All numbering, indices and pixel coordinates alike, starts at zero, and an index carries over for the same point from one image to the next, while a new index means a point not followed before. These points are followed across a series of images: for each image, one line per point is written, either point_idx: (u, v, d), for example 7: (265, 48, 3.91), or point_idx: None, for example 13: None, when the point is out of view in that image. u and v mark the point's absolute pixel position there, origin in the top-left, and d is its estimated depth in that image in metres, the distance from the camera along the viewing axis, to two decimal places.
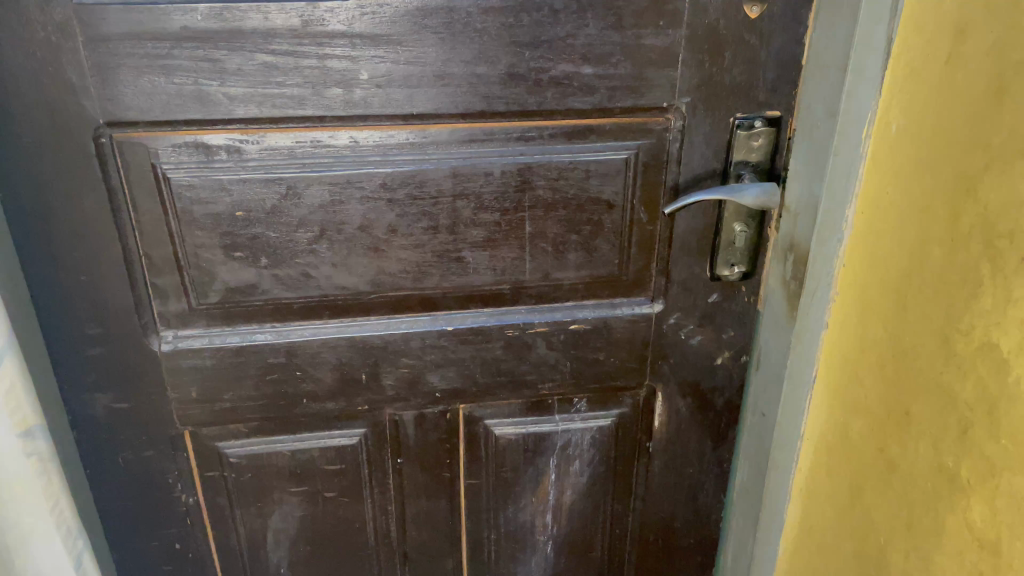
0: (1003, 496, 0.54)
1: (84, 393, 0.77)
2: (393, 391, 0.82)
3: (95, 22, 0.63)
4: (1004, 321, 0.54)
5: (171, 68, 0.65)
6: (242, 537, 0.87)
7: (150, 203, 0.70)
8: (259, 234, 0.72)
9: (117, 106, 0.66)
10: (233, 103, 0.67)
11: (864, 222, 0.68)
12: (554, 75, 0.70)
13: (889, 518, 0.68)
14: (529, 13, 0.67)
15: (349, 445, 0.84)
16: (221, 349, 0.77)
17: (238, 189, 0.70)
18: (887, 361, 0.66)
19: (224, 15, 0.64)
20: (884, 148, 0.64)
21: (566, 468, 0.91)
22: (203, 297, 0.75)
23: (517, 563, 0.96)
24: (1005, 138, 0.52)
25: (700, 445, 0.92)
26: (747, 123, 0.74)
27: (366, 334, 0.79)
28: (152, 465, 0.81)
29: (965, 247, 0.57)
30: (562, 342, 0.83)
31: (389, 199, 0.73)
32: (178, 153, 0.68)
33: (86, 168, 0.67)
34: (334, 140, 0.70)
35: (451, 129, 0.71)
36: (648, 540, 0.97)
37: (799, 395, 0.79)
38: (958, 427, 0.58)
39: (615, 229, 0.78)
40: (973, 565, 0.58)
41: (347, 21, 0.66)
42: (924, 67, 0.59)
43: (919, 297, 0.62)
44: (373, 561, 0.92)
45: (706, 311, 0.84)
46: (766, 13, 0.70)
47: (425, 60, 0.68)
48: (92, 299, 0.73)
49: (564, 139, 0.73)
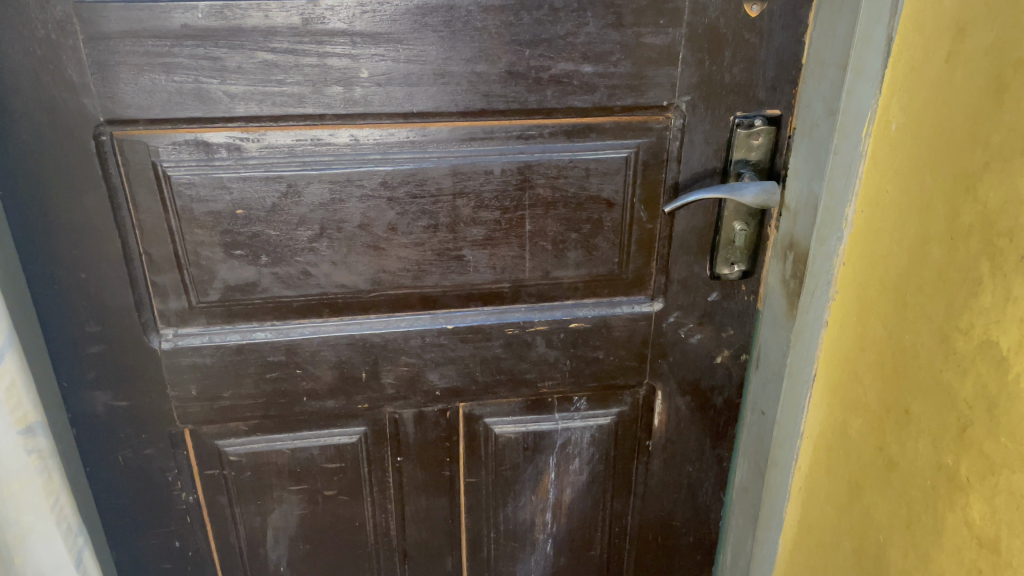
0: (1003, 494, 0.54)
1: (83, 392, 0.77)
2: (393, 389, 0.82)
3: (95, 20, 0.63)
4: (1003, 319, 0.54)
5: (171, 66, 0.65)
6: (242, 536, 0.87)
7: (150, 201, 0.70)
8: (259, 232, 0.73)
9: (118, 104, 0.66)
10: (233, 101, 0.67)
11: (865, 221, 0.68)
12: (554, 73, 0.70)
13: (888, 516, 0.68)
14: (529, 11, 0.68)
15: (349, 444, 0.84)
16: (221, 347, 0.77)
17: (238, 187, 0.70)
18: (887, 359, 0.66)
19: (224, 13, 0.64)
20: (884, 147, 0.65)
21: (565, 466, 0.91)
22: (203, 295, 0.75)
23: (516, 561, 0.96)
24: (1005, 137, 0.52)
25: (700, 443, 0.92)
26: (747, 122, 0.74)
27: (366, 333, 0.79)
28: (152, 463, 0.81)
29: (965, 245, 0.57)
30: (562, 341, 0.83)
31: (389, 197, 0.73)
32: (179, 151, 0.68)
33: (86, 166, 0.67)
34: (334, 138, 0.70)
35: (451, 127, 0.71)
36: (647, 539, 0.97)
37: (799, 393, 0.79)
38: (958, 426, 0.58)
39: (615, 227, 0.78)
40: (972, 563, 0.58)
41: (348, 20, 0.66)
42: (924, 65, 0.60)
43: (919, 295, 0.62)
44: (372, 559, 0.92)
45: (706, 310, 0.84)
46: (766, 12, 0.70)
47: (425, 58, 0.68)
48: (92, 297, 0.73)
49: (564, 138, 0.73)
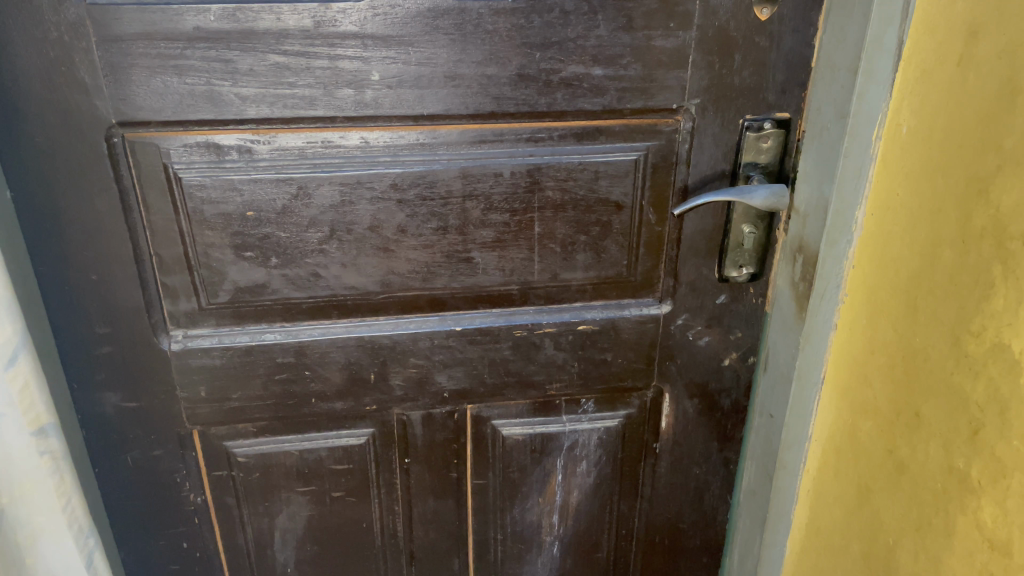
0: (1014, 497, 0.55)
1: (92, 393, 0.77)
2: (401, 391, 0.82)
3: (107, 22, 0.63)
4: (1016, 321, 0.54)
5: (183, 68, 0.65)
6: (249, 537, 0.88)
7: (160, 202, 0.70)
8: (270, 234, 0.73)
9: (130, 106, 0.66)
10: (245, 103, 0.67)
11: (875, 223, 0.68)
12: (565, 75, 0.70)
13: (899, 518, 0.68)
14: (539, 14, 0.68)
15: (356, 445, 0.85)
16: (230, 349, 0.77)
17: (249, 189, 0.70)
18: (897, 361, 0.67)
19: (236, 15, 0.64)
20: (895, 149, 0.65)
21: (573, 468, 0.91)
22: (213, 296, 0.75)
23: (523, 563, 0.96)
24: (1017, 140, 0.52)
25: (706, 445, 0.92)
26: (756, 125, 0.74)
27: (374, 334, 0.79)
28: (161, 464, 0.81)
29: (977, 248, 0.57)
30: (570, 344, 0.83)
31: (399, 199, 0.73)
32: (190, 153, 0.69)
33: (98, 168, 0.68)
34: (346, 140, 0.70)
35: (461, 130, 0.71)
36: (653, 540, 0.97)
37: (808, 396, 0.79)
38: (969, 428, 0.58)
39: (624, 230, 0.78)
40: (983, 565, 0.58)
41: (360, 22, 0.66)
42: (936, 68, 0.60)
43: (930, 298, 0.62)
44: (378, 560, 0.92)
45: (714, 312, 0.84)
46: (776, 15, 0.70)
47: (436, 61, 0.68)
48: (102, 298, 0.73)
49: (574, 140, 0.73)
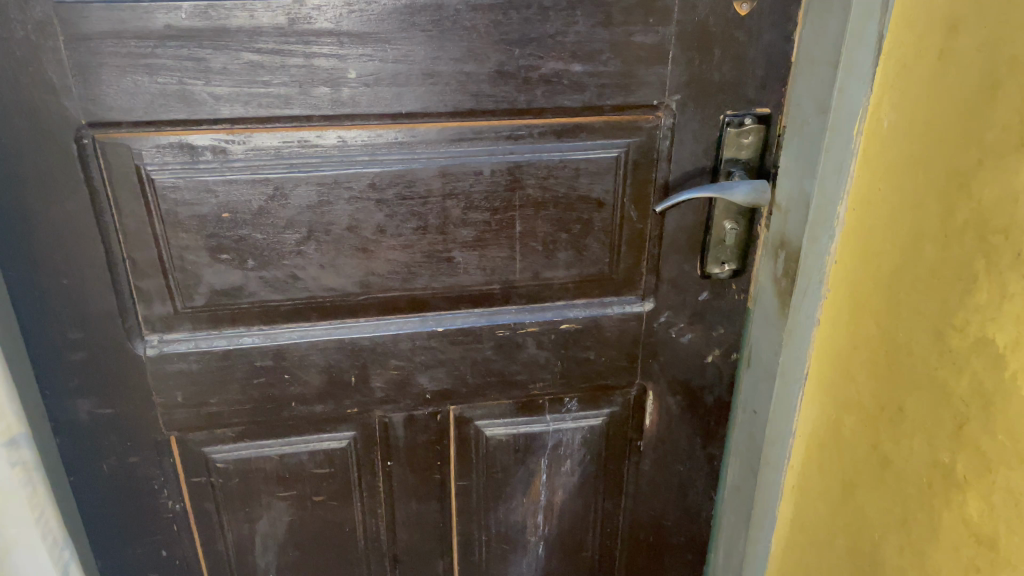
0: (1000, 491, 0.55)
1: (65, 400, 0.75)
2: (383, 393, 0.81)
3: (76, 20, 0.61)
4: (999, 315, 0.54)
5: (155, 67, 0.64)
6: (229, 543, 0.86)
7: (132, 204, 0.69)
8: (246, 235, 0.71)
9: (100, 106, 0.64)
10: (219, 103, 0.66)
11: (856, 218, 0.68)
12: (544, 72, 0.70)
13: (883, 513, 0.68)
14: (517, 11, 0.67)
15: (338, 449, 0.84)
16: (207, 353, 0.75)
17: (224, 190, 0.69)
18: (880, 356, 0.67)
19: (208, 13, 0.63)
20: (876, 144, 0.65)
21: (557, 468, 0.90)
22: (189, 300, 0.73)
23: (508, 564, 0.95)
24: (998, 134, 0.53)
25: (690, 442, 0.92)
26: (737, 121, 0.75)
27: (354, 336, 0.78)
28: (137, 471, 0.80)
29: (959, 243, 0.57)
30: (553, 343, 0.82)
31: (378, 199, 0.72)
32: (163, 154, 0.67)
33: (68, 169, 0.66)
34: (322, 139, 0.69)
35: (439, 128, 0.71)
36: (638, 539, 0.97)
37: (792, 391, 0.79)
38: (954, 423, 0.59)
39: (605, 228, 0.78)
40: (969, 560, 0.58)
41: (335, 19, 0.65)
42: (916, 62, 0.60)
43: (913, 292, 0.62)
44: (362, 564, 0.91)
45: (697, 309, 0.84)
46: (755, 10, 0.70)
47: (413, 58, 0.67)
48: (75, 303, 0.71)
49: (554, 138, 0.73)
